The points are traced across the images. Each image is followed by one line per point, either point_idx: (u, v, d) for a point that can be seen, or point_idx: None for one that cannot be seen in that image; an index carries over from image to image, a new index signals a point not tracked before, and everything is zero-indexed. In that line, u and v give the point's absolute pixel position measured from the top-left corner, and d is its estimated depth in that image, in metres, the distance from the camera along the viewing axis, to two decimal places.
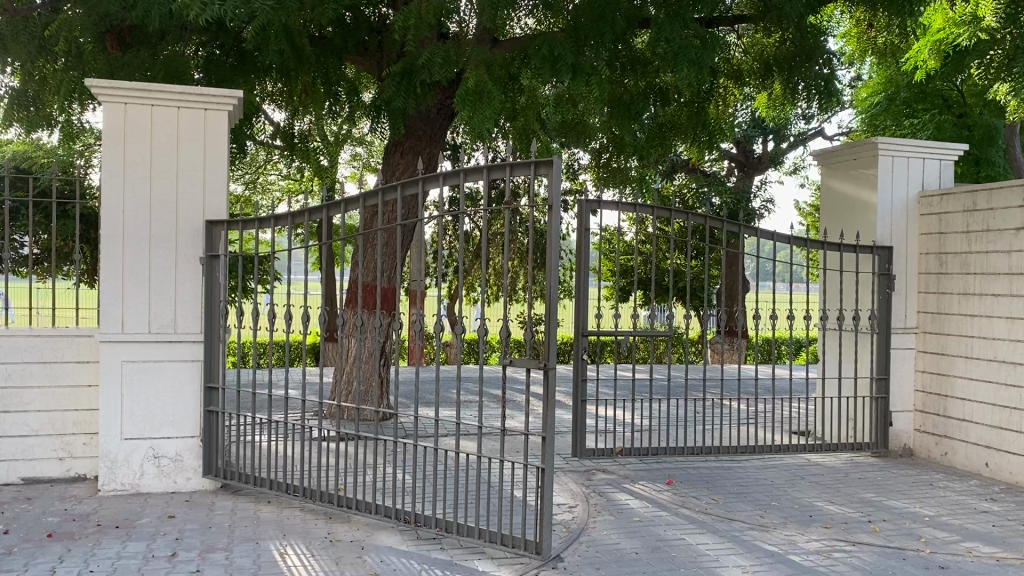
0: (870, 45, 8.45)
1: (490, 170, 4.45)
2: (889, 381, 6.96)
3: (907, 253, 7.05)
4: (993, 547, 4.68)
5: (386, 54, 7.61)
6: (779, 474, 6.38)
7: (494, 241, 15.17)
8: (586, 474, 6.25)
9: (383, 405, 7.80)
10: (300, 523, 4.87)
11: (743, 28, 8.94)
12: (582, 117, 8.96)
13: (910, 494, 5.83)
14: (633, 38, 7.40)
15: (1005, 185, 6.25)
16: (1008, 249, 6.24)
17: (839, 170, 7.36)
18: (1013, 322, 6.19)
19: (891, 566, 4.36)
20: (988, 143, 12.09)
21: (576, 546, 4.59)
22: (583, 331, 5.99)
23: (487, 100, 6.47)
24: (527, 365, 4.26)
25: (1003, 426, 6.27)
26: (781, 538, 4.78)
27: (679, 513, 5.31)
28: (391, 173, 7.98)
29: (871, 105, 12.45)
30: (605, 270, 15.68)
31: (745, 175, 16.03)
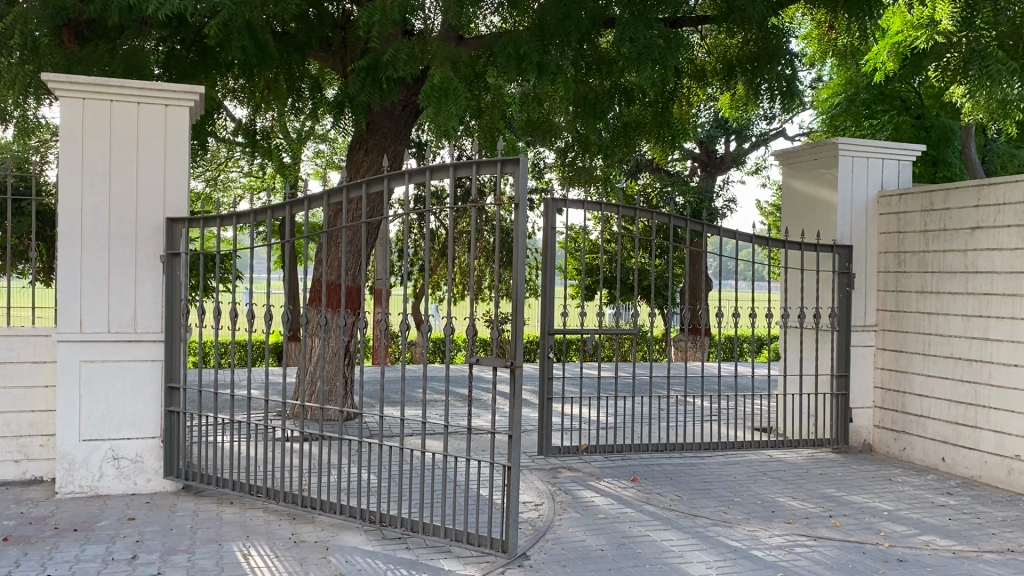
0: (831, 46, 8.56)
1: (456, 167, 4.41)
2: (849, 378, 7.08)
3: (867, 252, 7.16)
4: (950, 540, 4.78)
5: (350, 51, 7.56)
6: (741, 470, 6.46)
7: (458, 239, 15.17)
8: (551, 472, 6.27)
9: (347, 405, 7.75)
10: (263, 524, 4.82)
11: (707, 30, 9.01)
12: (547, 116, 8.95)
13: (869, 489, 5.93)
14: (598, 38, 7.45)
15: (961, 186, 6.40)
16: (964, 248, 6.38)
17: (801, 169, 7.47)
18: (968, 319, 6.33)
19: (852, 559, 4.43)
20: (945, 144, 12.33)
21: (543, 544, 4.59)
22: (550, 330, 5.99)
23: (453, 97, 6.44)
24: (493, 364, 4.23)
25: (959, 422, 6.41)
26: (744, 534, 4.83)
27: (644, 509, 5.34)
28: (356, 171, 7.92)
29: (831, 106, 12.64)
30: (571, 269, 15.77)
31: (708, 174, 16.20)
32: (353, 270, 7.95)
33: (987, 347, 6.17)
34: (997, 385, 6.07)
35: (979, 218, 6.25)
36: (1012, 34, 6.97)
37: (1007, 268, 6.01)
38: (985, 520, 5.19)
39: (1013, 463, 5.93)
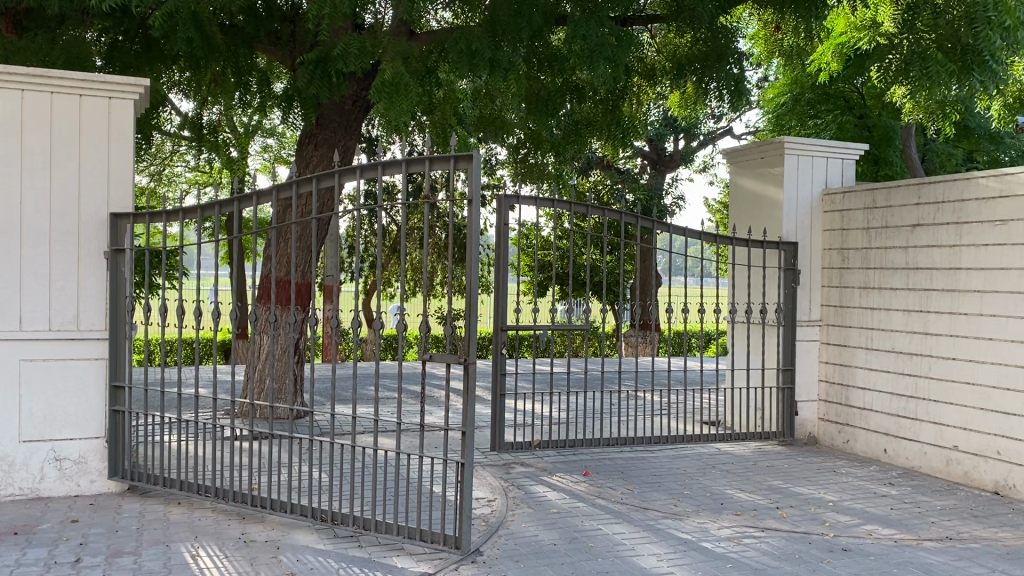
0: (778, 47, 8.74)
1: (409, 164, 4.38)
2: (795, 372, 7.24)
3: (811, 249, 7.32)
4: (892, 529, 4.92)
5: (299, 44, 7.45)
6: (691, 464, 6.55)
7: (410, 235, 15.11)
8: (504, 468, 6.28)
9: (297, 403, 7.67)
10: (212, 524, 4.74)
11: (657, 28, 9.11)
12: (499, 112, 8.94)
13: (814, 480, 6.06)
14: (549, 35, 7.44)
15: (902, 184, 6.57)
16: (905, 244, 6.55)
17: (748, 168, 7.59)
18: (909, 314, 6.51)
19: (798, 550, 4.52)
20: (886, 144, 12.64)
21: (496, 540, 4.60)
22: (503, 326, 6.00)
23: (404, 92, 6.40)
24: (446, 360, 4.21)
25: (900, 414, 6.58)
26: (694, 526, 4.91)
27: (596, 503, 5.39)
28: (306, 166, 7.82)
29: (777, 105, 12.88)
30: (523, 264, 15.84)
31: (657, 172, 16.39)
32: (302, 267, 7.86)
33: (927, 341, 6.35)
34: (937, 378, 6.25)
35: (920, 215, 6.42)
36: (950, 37, 6.98)
37: (946, 264, 6.18)
38: (925, 509, 5.34)
39: (951, 453, 6.11)
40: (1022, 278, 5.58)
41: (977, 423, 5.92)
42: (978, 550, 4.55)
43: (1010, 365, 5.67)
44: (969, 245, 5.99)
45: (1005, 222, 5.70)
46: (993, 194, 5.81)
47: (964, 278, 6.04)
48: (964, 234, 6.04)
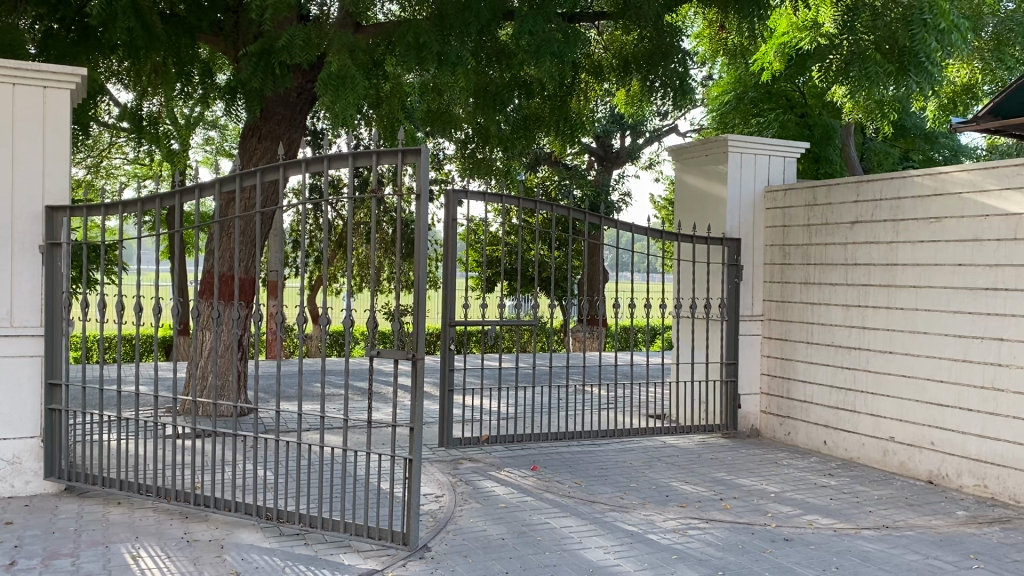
0: (722, 45, 8.89)
1: (355, 158, 4.32)
2: (737, 365, 7.37)
3: (754, 246, 7.46)
4: (831, 519, 5.04)
5: (242, 34, 7.33)
6: (637, 457, 6.62)
7: (356, 230, 14.98)
8: (451, 464, 6.26)
9: (241, 399, 7.56)
10: (153, 524, 4.64)
11: (604, 25, 9.14)
12: (447, 107, 8.93)
13: (757, 472, 6.18)
14: (497, 30, 7.39)
15: (841, 181, 6.71)
16: (844, 241, 6.70)
17: (693, 165, 7.70)
18: (848, 309, 6.66)
19: (741, 540, 4.60)
20: (827, 142, 12.95)
21: (444, 535, 4.59)
22: (450, 322, 5.99)
23: (350, 85, 6.35)
24: (394, 356, 4.17)
25: (839, 406, 6.74)
26: (640, 518, 4.97)
27: (544, 498, 5.41)
28: (250, 159, 7.69)
29: (721, 103, 13.06)
30: (471, 260, 15.86)
31: (604, 168, 16.54)
32: (246, 262, 7.73)
33: (865, 335, 6.51)
34: (875, 371, 6.41)
35: (858, 212, 6.57)
36: (888, 39, 7.17)
37: (883, 260, 6.35)
38: (863, 499, 5.48)
39: (888, 444, 6.28)
40: (956, 273, 5.77)
41: (912, 415, 6.10)
42: (913, 537, 4.68)
43: (945, 358, 5.85)
44: (905, 242, 6.16)
45: (941, 219, 5.88)
46: (928, 192, 5.98)
47: (901, 273, 6.20)
48: (900, 230, 6.21)
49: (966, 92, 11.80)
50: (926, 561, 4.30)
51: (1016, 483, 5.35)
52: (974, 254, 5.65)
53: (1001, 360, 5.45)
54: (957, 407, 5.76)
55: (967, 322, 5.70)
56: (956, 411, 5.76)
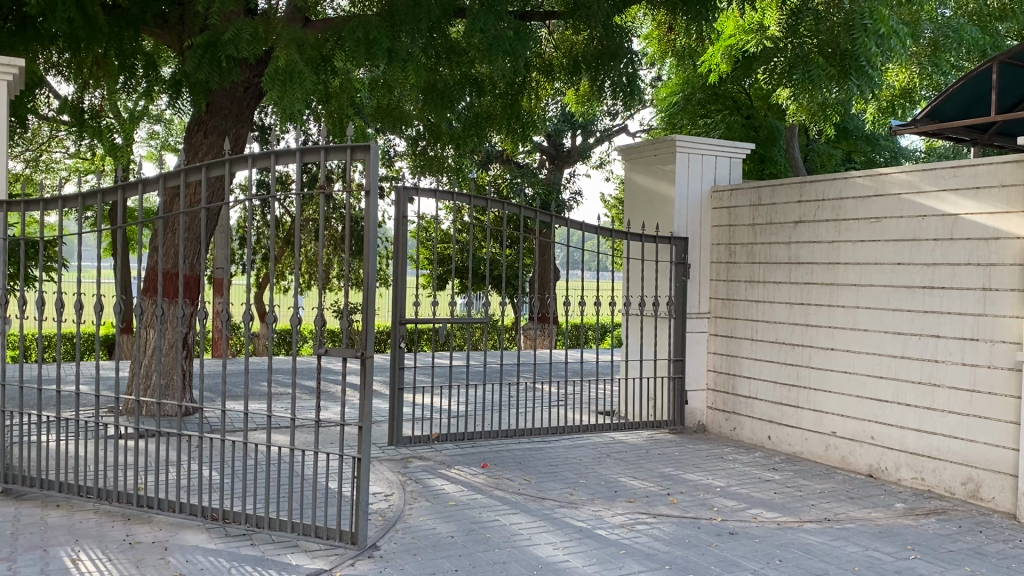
0: (670, 47, 9.03)
1: (304, 153, 4.27)
2: (684, 362, 7.48)
3: (700, 245, 7.56)
4: (775, 512, 5.14)
5: (187, 27, 7.21)
6: (586, 453, 6.68)
7: (304, 227, 14.82)
8: (401, 462, 6.23)
9: (186, 399, 7.44)
10: (94, 526, 4.53)
11: (555, 24, 9.17)
12: (397, 103, 8.89)
13: (703, 467, 6.27)
14: (448, 26, 7.36)
15: (785, 182, 6.84)
16: (788, 240, 6.84)
17: (642, 164, 7.77)
18: (792, 306, 6.80)
19: (688, 535, 4.67)
20: (772, 143, 13.21)
21: (393, 534, 4.57)
22: (401, 319, 5.96)
23: (299, 79, 6.27)
24: (342, 354, 4.13)
25: (782, 402, 6.87)
26: (589, 514, 5.01)
27: (494, 495, 5.42)
28: (195, 154, 7.56)
29: (670, 104, 13.22)
30: (423, 257, 15.84)
31: (556, 167, 16.63)
32: (191, 259, 7.59)
33: (808, 332, 6.65)
34: (817, 367, 6.55)
35: (802, 212, 6.71)
36: (831, 42, 7.31)
37: (825, 259, 6.49)
38: (805, 493, 5.60)
39: (830, 438, 6.42)
40: (895, 272, 5.93)
41: (853, 410, 6.25)
42: (853, 529, 4.80)
43: (884, 354, 6.01)
44: (846, 241, 6.30)
45: (880, 219, 6.04)
46: (869, 193, 6.13)
47: (842, 272, 6.35)
48: (842, 230, 6.35)
49: (906, 96, 11.93)
50: (865, 552, 4.41)
51: (951, 475, 5.52)
52: (912, 253, 5.81)
53: (938, 356, 5.62)
54: (895, 402, 5.92)
55: (905, 319, 5.86)
56: (895, 406, 5.92)
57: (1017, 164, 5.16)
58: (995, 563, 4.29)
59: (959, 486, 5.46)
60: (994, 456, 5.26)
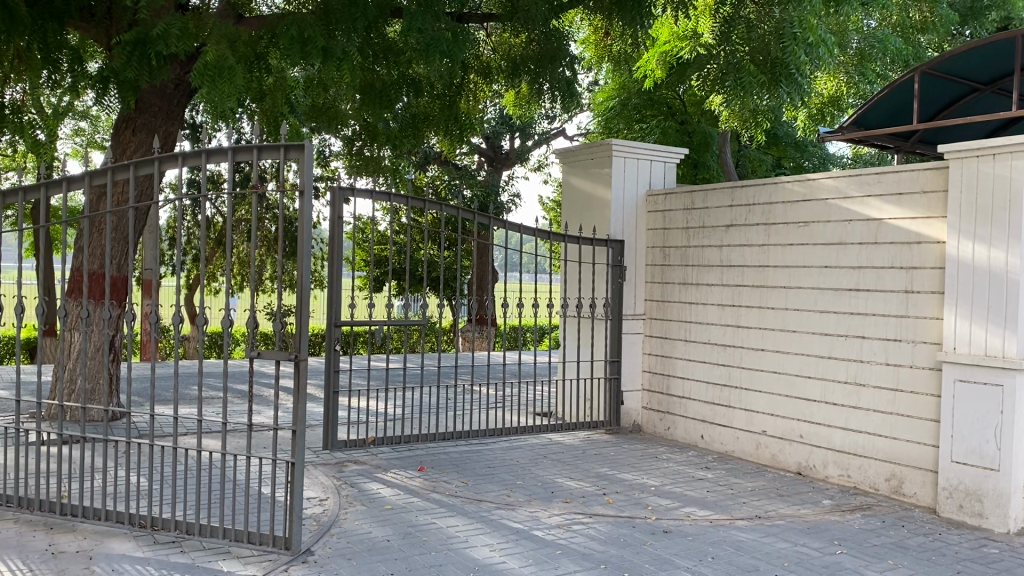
0: (607, 52, 9.15)
1: (235, 152, 4.18)
2: (620, 363, 7.56)
3: (636, 247, 7.66)
4: (707, 510, 5.23)
5: (115, 22, 7.03)
6: (523, 454, 6.70)
7: (237, 228, 14.55)
8: (336, 466, 6.16)
9: (112, 404, 7.24)
10: (15, 536, 4.37)
11: (492, 26, 9.19)
12: (333, 103, 8.79)
13: (638, 466, 6.35)
14: (385, 26, 7.28)
15: (717, 187, 6.98)
16: (720, 243, 6.97)
17: (579, 167, 7.84)
18: (724, 308, 6.93)
19: (623, 534, 4.72)
20: (705, 148, 13.50)
21: (327, 539, 4.51)
22: (336, 322, 5.89)
23: (228, 76, 6.16)
24: (275, 357, 4.06)
25: (715, 402, 6.99)
26: (526, 515, 5.02)
27: (430, 498, 5.39)
28: (122, 152, 7.36)
29: (606, 109, 13.35)
30: (359, 259, 15.71)
31: (494, 169, 16.64)
32: (118, 260, 7.37)
33: (739, 334, 6.79)
34: (748, 367, 6.68)
35: (733, 216, 6.85)
36: (762, 50, 7.44)
37: (756, 262, 6.64)
38: (737, 491, 5.72)
39: (760, 437, 6.56)
40: (822, 275, 6.09)
41: (782, 409, 6.39)
42: (783, 526, 4.91)
43: (812, 355, 6.17)
44: (776, 244, 6.46)
45: (808, 223, 6.20)
46: (797, 198, 6.29)
47: (772, 274, 6.50)
48: (771, 234, 6.50)
49: (833, 104, 12.21)
50: (794, 548, 4.52)
51: (876, 472, 5.69)
52: (838, 257, 5.98)
53: (863, 356, 5.80)
54: (823, 401, 6.08)
55: (832, 321, 6.02)
56: (822, 405, 6.08)
57: (938, 170, 5.34)
58: (916, 556, 4.43)
59: (883, 482, 5.64)
60: (916, 453, 5.44)
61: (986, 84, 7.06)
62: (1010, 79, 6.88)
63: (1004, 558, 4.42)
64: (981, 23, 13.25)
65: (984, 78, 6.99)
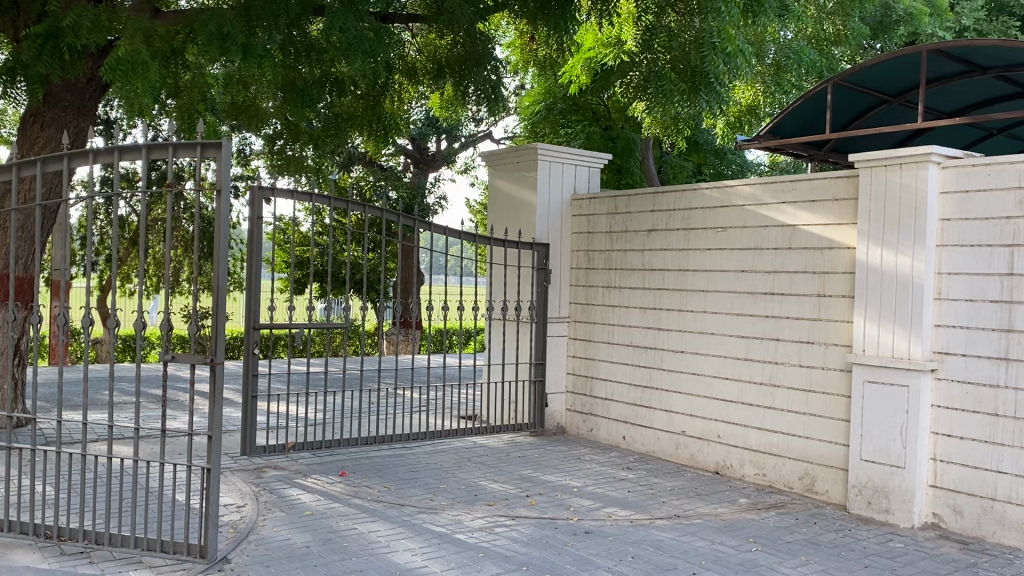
0: (533, 56, 9.22)
1: (149, 150, 4.06)
2: (545, 366, 7.60)
3: (561, 250, 7.72)
4: (628, 510, 5.30)
5: (21, 12, 6.73)
6: (447, 458, 6.66)
7: (152, 228, 14.14)
8: (255, 472, 6.02)
9: (16, 410, 6.93)
10: None
11: (417, 27, 9.16)
12: (253, 100, 8.57)
13: (560, 468, 6.40)
14: (307, 24, 7.17)
15: (639, 192, 7.09)
16: (642, 247, 7.07)
17: (505, 171, 7.87)
18: (645, 311, 7.03)
19: (546, 535, 4.74)
20: (628, 154, 13.64)
21: (245, 546, 4.41)
22: (254, 325, 5.76)
23: (143, 72, 5.96)
24: (190, 361, 3.94)
25: (636, 403, 7.08)
26: (449, 519, 5.00)
27: (352, 503, 5.32)
28: (28, 146, 7.04)
29: (532, 113, 13.43)
30: (280, 261, 15.45)
31: (420, 170, 16.57)
32: (24, 259, 7.08)
33: (660, 336, 6.90)
34: (669, 369, 6.80)
35: (654, 221, 6.96)
36: (682, 59, 7.59)
37: (676, 266, 6.76)
38: (657, 490, 5.80)
39: (680, 438, 6.67)
40: (739, 279, 6.25)
41: (701, 410, 6.52)
42: (701, 525, 5.01)
43: (729, 356, 6.31)
44: (695, 249, 6.59)
45: (725, 229, 6.35)
46: (715, 204, 6.43)
47: (691, 278, 6.63)
48: (691, 238, 6.64)
49: (751, 113, 12.48)
50: (712, 546, 4.61)
51: (790, 471, 5.85)
52: (754, 261, 6.14)
53: (778, 358, 5.96)
54: (739, 402, 6.23)
55: (748, 323, 6.18)
56: (739, 406, 6.23)
57: (849, 179, 5.53)
58: (827, 551, 4.58)
59: (797, 480, 5.80)
60: (828, 452, 5.61)
61: (894, 96, 7.31)
62: (915, 92, 7.14)
63: (909, 551, 4.59)
64: (891, 38, 13.77)
65: (891, 90, 7.24)
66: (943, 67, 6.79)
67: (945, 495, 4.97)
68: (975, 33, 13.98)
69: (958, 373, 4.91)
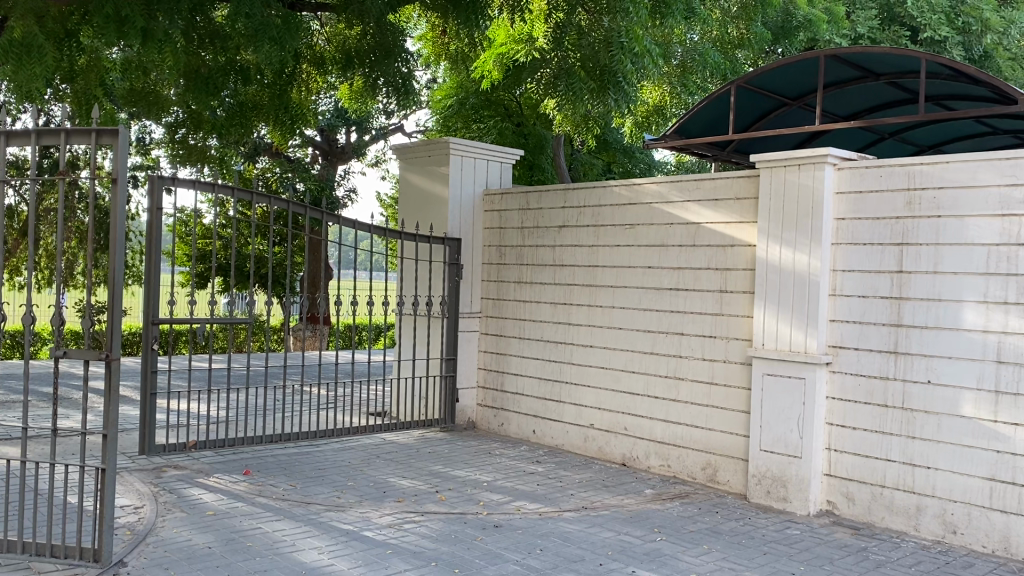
0: (444, 50, 9.18)
1: (39, 136, 3.85)
2: (456, 361, 7.58)
3: (473, 245, 7.72)
4: (537, 504, 5.33)
5: None
6: (355, 455, 6.57)
7: (43, 218, 13.47)
8: (154, 472, 5.81)
9: None
10: None
11: (326, 16, 8.99)
12: (153, 87, 8.20)
13: (470, 463, 6.40)
14: (211, 10, 6.93)
15: (550, 189, 7.14)
16: (553, 243, 7.13)
17: (416, 164, 7.81)
18: (556, 305, 7.09)
19: (455, 530, 4.73)
20: (539, 151, 13.76)
21: (143, 549, 4.24)
22: (153, 319, 5.55)
23: (37, 54, 5.69)
24: (83, 357, 3.76)
25: (546, 397, 7.15)
26: (356, 516, 4.94)
27: (257, 502, 5.19)
28: None
29: (444, 107, 13.39)
30: (181, 254, 14.97)
31: (329, 163, 16.30)
32: None
33: (570, 331, 6.97)
34: (577, 364, 6.88)
35: (565, 217, 7.02)
36: (591, 58, 7.68)
37: (586, 262, 6.84)
38: (566, 483, 5.86)
39: (588, 430, 6.76)
40: (646, 275, 6.37)
41: (608, 403, 6.62)
42: (608, 516, 5.09)
43: (636, 351, 6.43)
44: (604, 246, 6.68)
45: (633, 226, 6.46)
46: (624, 202, 6.53)
47: (601, 274, 6.72)
48: (600, 235, 6.72)
49: (658, 113, 12.87)
50: (618, 537, 4.69)
51: (693, 461, 6.00)
52: (660, 258, 6.27)
53: (682, 352, 6.10)
54: (645, 394, 6.35)
55: (654, 319, 6.30)
56: (645, 399, 6.35)
57: (750, 179, 5.69)
58: (727, 539, 4.71)
59: (699, 471, 5.95)
60: (728, 443, 5.78)
61: (793, 98, 7.55)
62: (813, 95, 7.39)
63: (804, 538, 4.77)
64: (791, 43, 14.25)
65: (791, 93, 7.48)
66: (839, 71, 7.05)
67: (838, 483, 5.18)
68: (869, 41, 14.61)
69: (851, 366, 5.13)
